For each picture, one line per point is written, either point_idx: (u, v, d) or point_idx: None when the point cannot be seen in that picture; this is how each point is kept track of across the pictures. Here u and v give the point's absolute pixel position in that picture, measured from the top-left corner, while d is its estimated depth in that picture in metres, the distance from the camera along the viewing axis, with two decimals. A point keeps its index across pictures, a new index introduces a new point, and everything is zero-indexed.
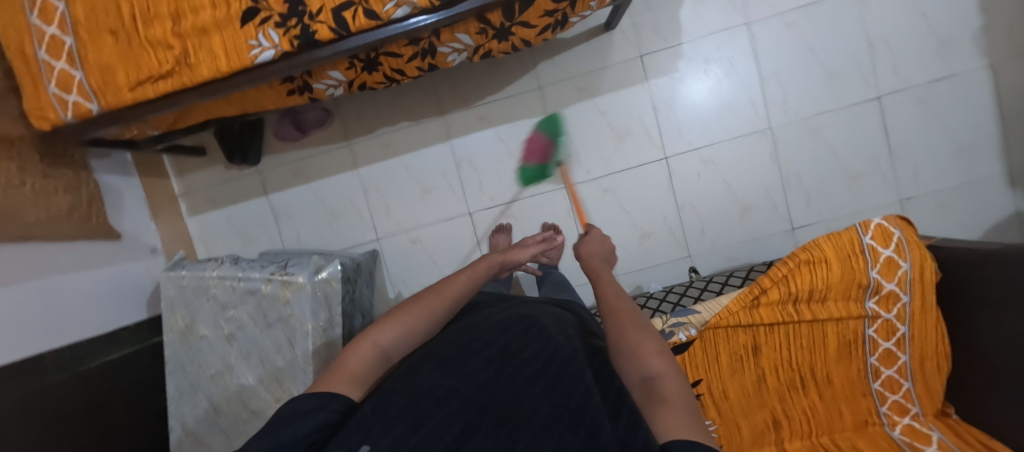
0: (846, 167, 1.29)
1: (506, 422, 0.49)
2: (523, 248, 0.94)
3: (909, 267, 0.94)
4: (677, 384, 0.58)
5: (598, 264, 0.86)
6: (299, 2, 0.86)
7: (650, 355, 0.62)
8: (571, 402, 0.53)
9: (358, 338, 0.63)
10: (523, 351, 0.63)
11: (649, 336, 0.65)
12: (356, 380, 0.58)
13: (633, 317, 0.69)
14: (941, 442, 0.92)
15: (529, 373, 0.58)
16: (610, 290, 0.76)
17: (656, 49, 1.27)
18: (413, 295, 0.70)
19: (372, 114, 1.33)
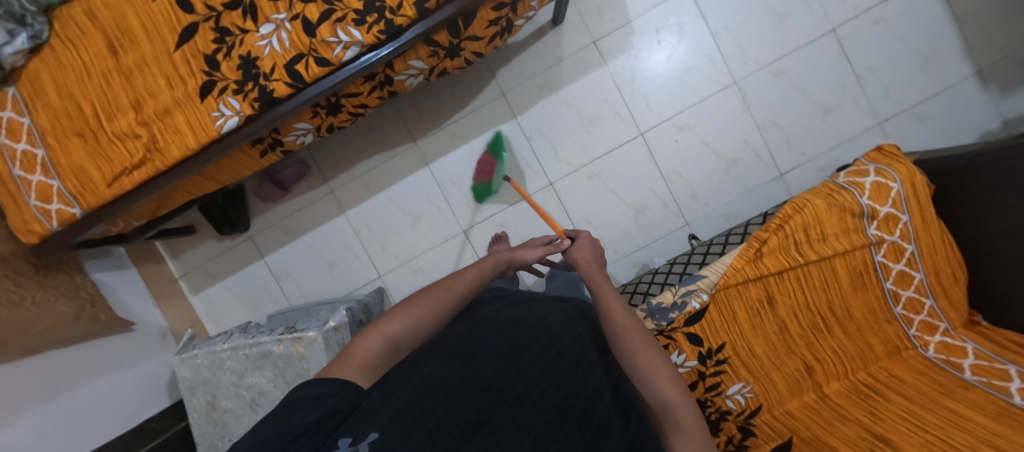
0: (817, 102, 1.29)
1: (518, 414, 0.50)
2: (530, 248, 0.83)
3: (899, 187, 0.95)
4: (692, 412, 0.57)
5: (592, 273, 0.77)
6: (252, 65, 0.89)
7: (663, 381, 0.59)
8: (579, 398, 0.55)
9: (367, 327, 0.61)
10: (531, 341, 0.64)
11: (661, 358, 0.62)
12: (365, 369, 0.56)
13: (642, 335, 0.65)
14: (977, 352, 0.93)
15: (538, 364, 0.59)
16: (613, 304, 0.70)
17: (607, 32, 1.29)
18: (424, 288, 0.68)
19: (347, 156, 1.35)
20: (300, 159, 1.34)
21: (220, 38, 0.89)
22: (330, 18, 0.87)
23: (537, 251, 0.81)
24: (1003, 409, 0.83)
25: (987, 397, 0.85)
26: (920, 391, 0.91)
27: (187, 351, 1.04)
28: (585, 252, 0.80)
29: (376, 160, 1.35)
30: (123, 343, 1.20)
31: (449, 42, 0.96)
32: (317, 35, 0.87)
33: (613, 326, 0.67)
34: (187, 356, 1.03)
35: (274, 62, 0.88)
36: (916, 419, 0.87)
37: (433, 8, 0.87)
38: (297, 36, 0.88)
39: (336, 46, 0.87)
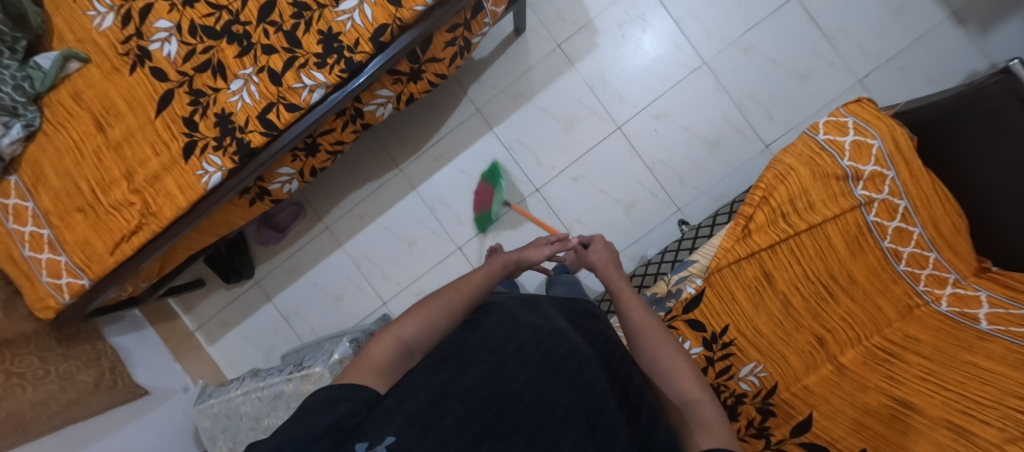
0: (792, 69, 1.29)
1: (527, 421, 0.49)
2: (536, 248, 0.87)
3: (880, 143, 0.94)
4: (715, 409, 0.55)
5: (616, 275, 0.78)
6: (228, 121, 0.93)
7: (686, 379, 0.60)
8: (587, 401, 0.54)
9: (380, 331, 0.59)
10: (535, 343, 0.63)
11: (682, 357, 0.63)
12: (381, 372, 0.54)
13: (664, 335, 0.66)
14: (992, 300, 0.89)
15: (542, 365, 0.58)
16: (635, 305, 0.71)
17: (569, 35, 1.33)
18: (435, 291, 0.68)
19: (337, 192, 1.39)
20: (295, 202, 1.39)
21: (195, 99, 0.94)
22: (294, 65, 0.91)
23: (543, 249, 0.85)
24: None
25: (1007, 345, 0.82)
26: (939, 349, 0.88)
27: (204, 401, 1.08)
28: (601, 254, 0.82)
29: (366, 191, 1.39)
30: (148, 401, 1.24)
31: (411, 68, 0.99)
32: (283, 84, 0.91)
33: (635, 325, 0.68)
34: (203, 405, 1.07)
35: (247, 115, 0.92)
36: (936, 378, 0.84)
37: (389, 40, 0.90)
38: (265, 87, 0.92)
39: (302, 90, 0.91)
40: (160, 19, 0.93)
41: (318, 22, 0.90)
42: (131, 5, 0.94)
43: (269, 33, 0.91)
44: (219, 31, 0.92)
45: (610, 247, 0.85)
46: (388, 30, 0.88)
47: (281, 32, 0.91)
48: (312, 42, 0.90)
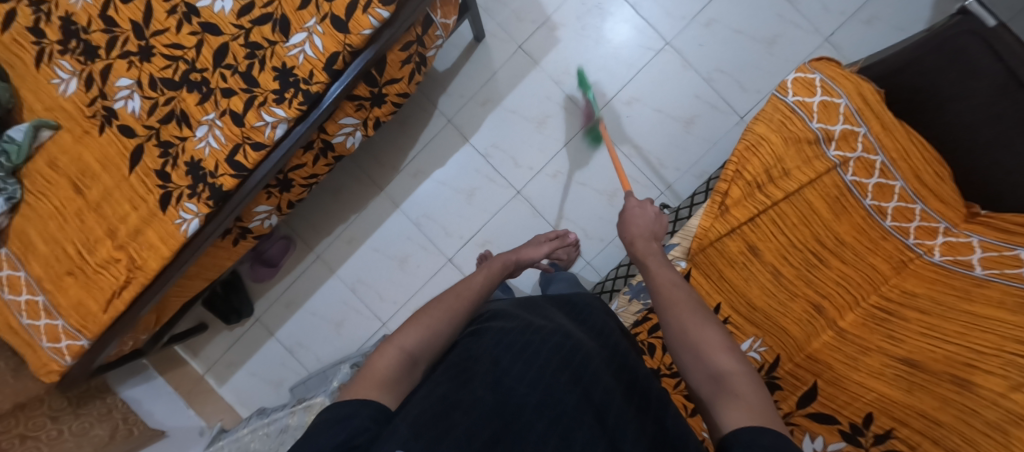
0: (757, 36, 1.27)
1: (536, 420, 0.48)
2: (534, 248, 0.98)
3: (847, 102, 0.92)
4: (751, 384, 0.50)
5: (645, 247, 0.72)
6: (198, 167, 0.94)
7: (716, 350, 0.53)
8: (595, 398, 0.52)
9: (383, 342, 0.55)
10: (539, 342, 0.58)
11: (713, 328, 0.56)
12: (387, 385, 0.50)
13: (695, 307, 0.59)
14: (984, 246, 0.87)
15: (550, 362, 0.55)
16: (663, 280, 0.64)
17: (529, 35, 1.33)
18: (436, 296, 0.65)
19: (323, 220, 1.41)
20: (283, 235, 1.40)
21: (164, 151, 0.95)
22: (254, 104, 0.92)
23: (541, 248, 0.96)
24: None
25: (1003, 289, 0.81)
26: (936, 302, 0.86)
27: (216, 443, 1.12)
28: (633, 220, 0.77)
29: (351, 216, 1.40)
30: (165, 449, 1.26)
31: (371, 92, 0.99)
32: (245, 124, 0.92)
33: (662, 298, 0.62)
34: (215, 447, 1.11)
35: (216, 160, 0.94)
36: (936, 332, 0.82)
37: (343, 67, 0.91)
38: (229, 130, 0.93)
39: (265, 128, 0.92)
40: (120, 78, 0.95)
41: (272, 59, 0.91)
42: (91, 67, 0.96)
43: (226, 76, 0.92)
44: (178, 82, 0.94)
45: (650, 209, 0.78)
46: (339, 57, 0.89)
47: (237, 74, 0.92)
48: (269, 80, 0.91)
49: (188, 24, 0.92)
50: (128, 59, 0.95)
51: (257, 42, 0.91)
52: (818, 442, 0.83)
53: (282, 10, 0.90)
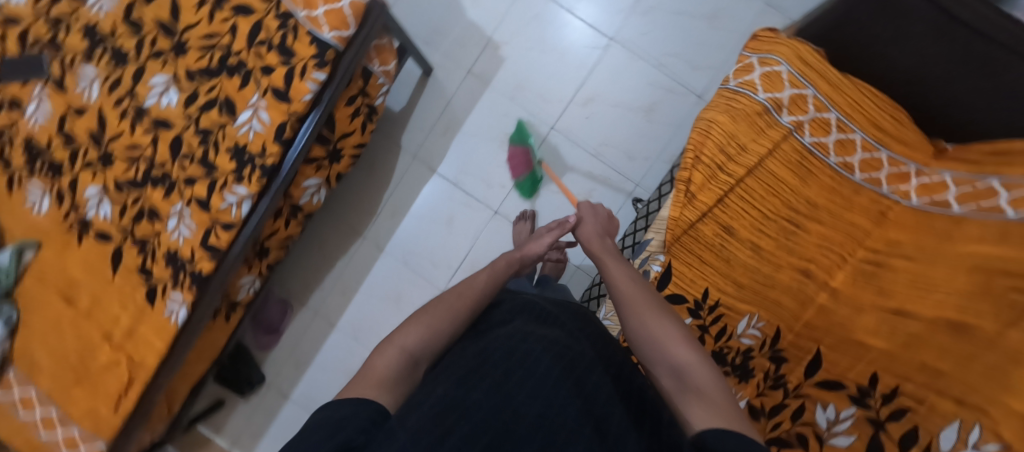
0: (696, 13, 1.28)
1: (534, 430, 0.45)
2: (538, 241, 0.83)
3: (787, 68, 0.93)
4: (711, 375, 0.51)
5: (600, 245, 0.75)
6: (176, 257, 0.97)
7: (675, 343, 0.54)
8: (595, 408, 0.51)
9: (383, 341, 0.56)
10: (543, 348, 0.54)
11: (670, 322, 0.57)
12: (387, 385, 0.51)
13: (650, 300, 0.60)
14: (957, 181, 0.85)
15: (553, 368, 0.52)
16: (619, 275, 0.65)
17: (475, 59, 1.35)
18: (436, 295, 0.64)
19: (314, 277, 1.43)
20: (281, 298, 1.44)
21: (142, 248, 0.98)
22: (215, 188, 0.94)
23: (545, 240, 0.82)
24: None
25: (984, 223, 0.79)
26: (920, 247, 0.84)
27: None
28: (587, 223, 0.80)
29: (339, 268, 1.42)
30: None
31: (326, 150, 1.01)
32: (211, 207, 0.94)
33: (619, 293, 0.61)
34: None
35: (191, 247, 0.96)
36: (925, 279, 0.81)
37: (293, 135, 0.93)
38: (198, 216, 0.95)
39: (230, 208, 0.94)
40: (88, 187, 0.98)
41: (224, 141, 0.93)
42: (59, 183, 0.99)
43: (185, 166, 0.95)
44: (142, 180, 0.96)
45: (600, 211, 0.82)
46: (286, 126, 0.91)
47: (195, 161, 0.94)
48: (226, 162, 0.93)
49: (140, 123, 0.95)
50: (92, 168, 0.98)
51: (207, 127, 0.93)
52: (831, 411, 0.82)
53: (225, 92, 0.92)
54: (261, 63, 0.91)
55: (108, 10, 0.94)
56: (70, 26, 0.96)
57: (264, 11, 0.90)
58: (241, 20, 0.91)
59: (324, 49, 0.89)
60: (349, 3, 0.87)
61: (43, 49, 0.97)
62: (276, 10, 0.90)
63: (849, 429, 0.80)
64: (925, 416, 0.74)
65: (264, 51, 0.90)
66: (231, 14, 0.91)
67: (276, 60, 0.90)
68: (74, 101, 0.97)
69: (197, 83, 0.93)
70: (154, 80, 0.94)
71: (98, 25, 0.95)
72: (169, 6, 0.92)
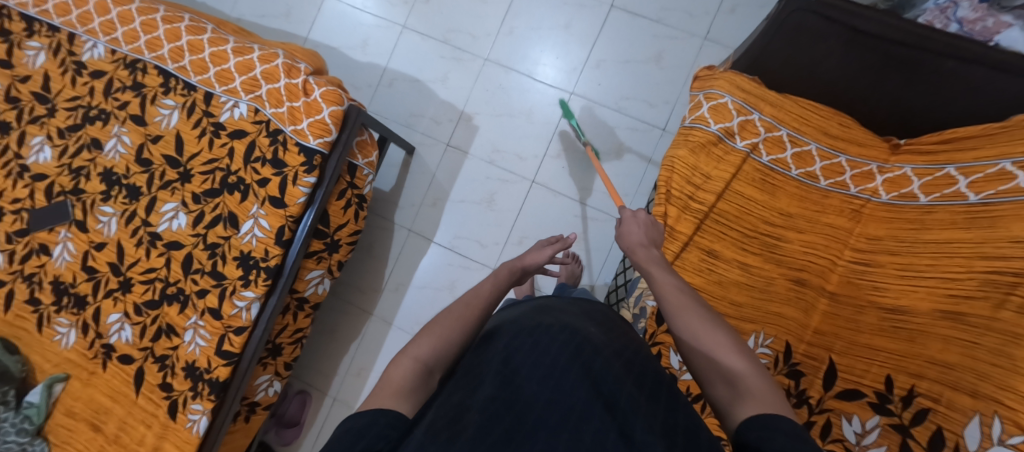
0: (644, 58, 1.39)
1: (548, 416, 0.49)
2: (539, 250, 0.89)
3: (731, 98, 0.98)
4: (764, 382, 0.52)
5: (645, 254, 0.74)
6: (194, 368, 1.01)
7: (728, 351, 0.55)
8: (604, 389, 0.52)
9: (397, 353, 0.58)
10: (547, 339, 0.58)
11: (723, 330, 0.57)
12: (403, 394, 0.53)
13: (701, 308, 0.60)
14: (918, 172, 0.88)
15: (561, 356, 0.55)
16: (665, 283, 0.65)
17: (452, 134, 1.46)
18: (445, 308, 0.66)
19: (329, 363, 1.45)
20: (299, 389, 1.45)
21: (161, 364, 1.03)
22: (225, 295, 1.00)
23: (544, 249, 0.88)
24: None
25: (950, 209, 0.82)
26: (900, 240, 0.87)
27: None
28: (635, 232, 0.79)
29: (353, 351, 1.45)
30: None
31: (324, 243, 1.09)
32: (223, 315, 1.00)
33: (667, 302, 0.63)
34: None
35: (207, 356, 1.00)
36: (912, 269, 0.83)
37: (291, 235, 1.00)
38: (212, 325, 1.01)
39: (240, 312, 0.99)
40: (110, 314, 1.05)
41: (230, 251, 1.01)
42: (84, 314, 1.07)
43: (197, 279, 1.02)
44: (158, 299, 1.03)
45: (643, 220, 0.80)
46: (285, 229, 0.99)
47: (205, 274, 1.01)
48: (233, 270, 1.00)
49: (154, 247, 1.04)
50: (113, 296, 1.05)
51: (214, 241, 1.01)
52: (857, 423, 0.80)
53: (227, 208, 1.01)
54: (258, 176, 1.01)
55: (122, 154, 1.07)
56: (89, 172, 1.08)
57: (256, 131, 1.01)
58: (237, 142, 1.02)
59: (311, 155, 0.99)
60: (329, 112, 0.98)
61: (67, 196, 1.08)
62: (265, 129, 1.01)
63: (878, 440, 0.77)
64: (945, 415, 0.72)
65: (259, 166, 1.01)
66: (227, 139, 1.02)
67: (270, 172, 1.00)
68: (95, 238, 1.06)
69: (203, 203, 1.02)
70: (165, 207, 1.04)
71: (114, 167, 1.07)
72: (174, 141, 1.05)
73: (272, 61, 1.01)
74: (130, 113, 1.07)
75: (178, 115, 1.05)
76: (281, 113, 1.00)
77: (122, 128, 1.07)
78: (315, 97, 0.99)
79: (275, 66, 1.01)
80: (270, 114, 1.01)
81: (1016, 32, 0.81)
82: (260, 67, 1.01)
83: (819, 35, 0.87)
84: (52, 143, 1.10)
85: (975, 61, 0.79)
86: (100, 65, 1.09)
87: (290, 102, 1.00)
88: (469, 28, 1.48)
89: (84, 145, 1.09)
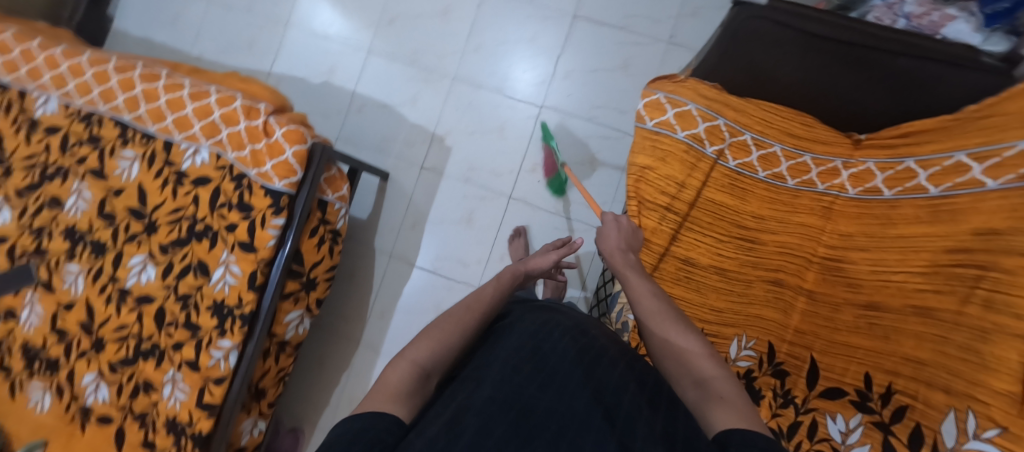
0: (610, 66, 1.39)
1: (549, 421, 0.52)
2: (543, 255, 0.85)
3: (695, 105, 0.99)
4: (733, 385, 0.56)
5: (623, 259, 0.74)
6: (175, 422, 0.99)
7: (700, 356, 0.58)
8: (606, 398, 0.55)
9: (396, 356, 0.61)
10: (555, 351, 0.62)
11: (694, 336, 0.61)
12: (399, 398, 0.56)
13: (673, 314, 0.64)
14: (880, 167, 0.89)
15: (565, 367, 0.59)
16: (641, 290, 0.68)
17: (426, 156, 1.45)
18: (447, 311, 0.69)
19: (319, 397, 1.43)
20: (291, 426, 1.43)
21: (142, 421, 1.00)
22: (202, 346, 0.98)
23: (550, 254, 0.84)
24: (1005, 201, 0.70)
25: (914, 203, 0.83)
26: (869, 235, 0.88)
27: None
28: (612, 238, 0.78)
29: (343, 382, 1.43)
30: None
31: (300, 282, 1.08)
32: (201, 366, 0.98)
33: (643, 308, 0.65)
34: None
35: (188, 409, 0.98)
36: (883, 265, 0.84)
37: (264, 279, 0.99)
38: (190, 378, 0.98)
39: (218, 362, 0.97)
40: (85, 374, 1.02)
41: (203, 301, 0.99)
42: (58, 377, 1.04)
43: (172, 332, 0.99)
44: (133, 356, 1.01)
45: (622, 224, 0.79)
46: (257, 274, 0.97)
47: (180, 326, 0.99)
48: (208, 320, 0.98)
49: (125, 303, 1.01)
50: (87, 356, 1.02)
51: (186, 292, 0.99)
52: (841, 421, 0.81)
53: (197, 256, 0.99)
54: (225, 222, 0.99)
55: (83, 210, 1.04)
56: (51, 231, 1.05)
57: (220, 177, 1.00)
58: (202, 190, 1.00)
59: (278, 197, 0.97)
60: (293, 152, 0.96)
61: (31, 257, 1.05)
62: (230, 174, 0.99)
63: (861, 439, 0.77)
64: (923, 411, 0.72)
65: (226, 211, 0.99)
66: (192, 186, 1.00)
67: (238, 216, 0.98)
68: (63, 298, 1.03)
69: (171, 254, 1.00)
70: (132, 260, 1.01)
71: (76, 224, 1.04)
72: (137, 193, 1.02)
73: (231, 105, 0.99)
74: (88, 167, 1.04)
75: (139, 166, 1.02)
76: (244, 156, 0.98)
77: (82, 184, 1.04)
78: (278, 138, 0.97)
79: (234, 109, 0.99)
80: (233, 159, 0.99)
81: (960, 24, 0.83)
82: (219, 111, 0.99)
83: (772, 39, 0.89)
84: (11, 204, 1.07)
85: (925, 56, 0.81)
86: (54, 120, 1.06)
87: (252, 145, 0.98)
88: (434, 48, 1.47)
89: (44, 203, 1.06)
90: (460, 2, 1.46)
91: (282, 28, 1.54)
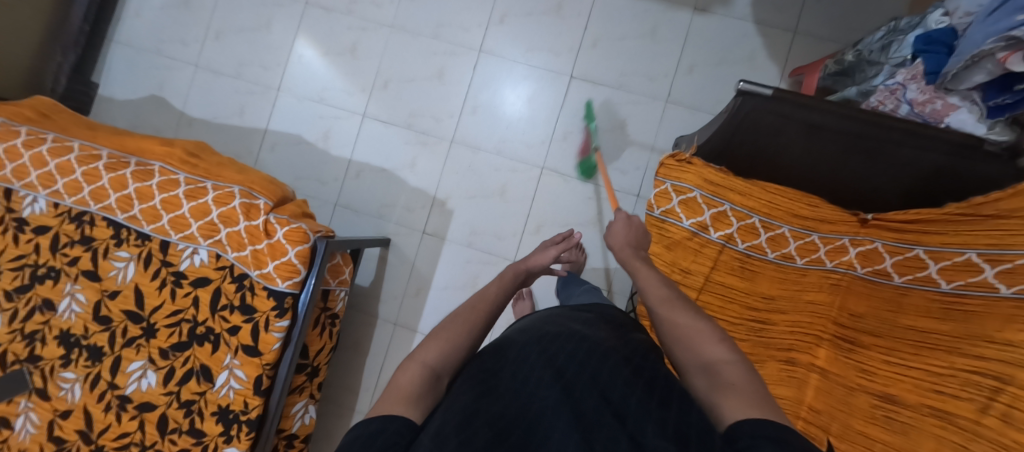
0: (610, 125, 1.38)
1: (557, 422, 0.44)
2: (542, 253, 0.88)
3: (699, 192, 1.00)
4: (746, 371, 0.48)
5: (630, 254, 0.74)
6: None
7: (709, 341, 0.52)
8: (613, 395, 0.47)
9: (405, 359, 0.55)
10: (564, 349, 0.55)
11: (704, 321, 0.55)
12: (411, 401, 0.50)
13: (683, 301, 0.59)
14: (889, 249, 0.90)
15: (574, 364, 0.52)
16: (650, 281, 0.65)
17: (427, 222, 1.43)
18: (450, 313, 0.63)
19: None
20: None
21: None
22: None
23: (550, 250, 0.87)
24: (1018, 310, 0.69)
25: (925, 294, 0.83)
26: (881, 320, 0.88)
27: None
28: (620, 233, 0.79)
29: None
30: None
31: (305, 373, 1.06)
32: None
33: (652, 296, 0.62)
34: None
35: None
36: (897, 357, 0.83)
37: (270, 382, 0.96)
38: None
39: None
40: None
41: (207, 407, 0.96)
42: None
43: (175, 439, 0.97)
44: None
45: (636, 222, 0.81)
46: (262, 378, 0.94)
47: (184, 433, 0.97)
48: (213, 426, 0.96)
49: (125, 410, 0.98)
50: None
51: (189, 398, 0.97)
52: None
53: (199, 361, 0.97)
54: (227, 325, 0.96)
55: (78, 313, 1.00)
56: (44, 336, 1.02)
57: (219, 277, 0.97)
58: (201, 290, 0.97)
59: (281, 297, 0.94)
60: (295, 253, 0.93)
61: (24, 364, 1.02)
62: (229, 274, 0.97)
63: None
64: None
65: (227, 313, 0.96)
66: (191, 287, 0.98)
67: (240, 318, 0.95)
68: (59, 405, 1.00)
69: (172, 358, 0.98)
70: (131, 366, 0.98)
71: (71, 328, 1.01)
72: (133, 295, 0.99)
73: (229, 204, 0.96)
74: (81, 269, 1.01)
75: (134, 267, 0.99)
76: (245, 256, 0.95)
77: (76, 285, 1.01)
78: (279, 238, 0.94)
79: (232, 207, 0.96)
80: (233, 258, 0.97)
81: (964, 114, 0.82)
82: (216, 210, 0.96)
83: (776, 130, 0.88)
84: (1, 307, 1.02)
85: (931, 148, 0.80)
86: (42, 219, 1.02)
87: (253, 245, 0.95)
88: (432, 111, 1.45)
89: (35, 307, 1.02)
90: (455, 62, 1.44)
91: (273, 93, 1.51)
